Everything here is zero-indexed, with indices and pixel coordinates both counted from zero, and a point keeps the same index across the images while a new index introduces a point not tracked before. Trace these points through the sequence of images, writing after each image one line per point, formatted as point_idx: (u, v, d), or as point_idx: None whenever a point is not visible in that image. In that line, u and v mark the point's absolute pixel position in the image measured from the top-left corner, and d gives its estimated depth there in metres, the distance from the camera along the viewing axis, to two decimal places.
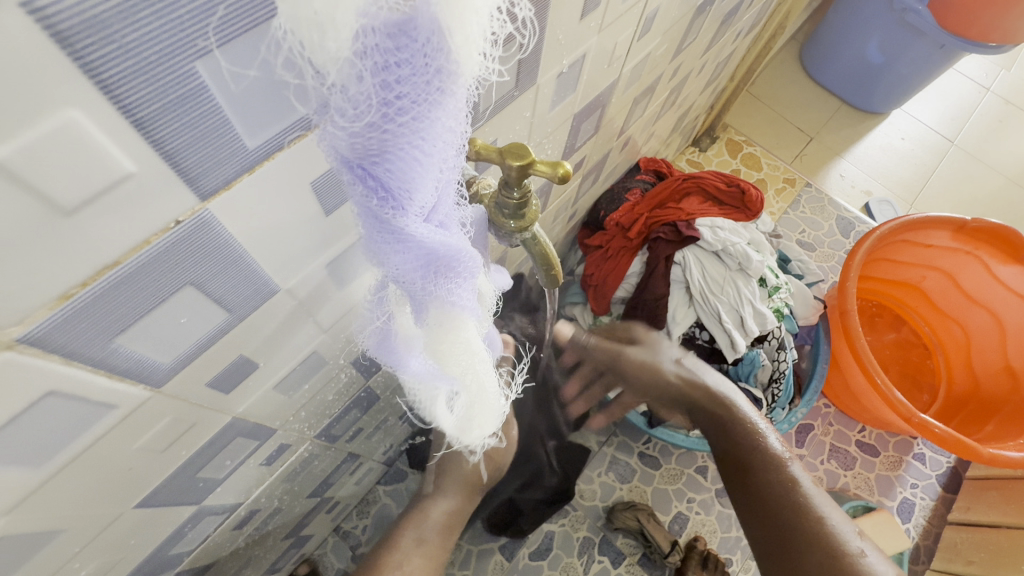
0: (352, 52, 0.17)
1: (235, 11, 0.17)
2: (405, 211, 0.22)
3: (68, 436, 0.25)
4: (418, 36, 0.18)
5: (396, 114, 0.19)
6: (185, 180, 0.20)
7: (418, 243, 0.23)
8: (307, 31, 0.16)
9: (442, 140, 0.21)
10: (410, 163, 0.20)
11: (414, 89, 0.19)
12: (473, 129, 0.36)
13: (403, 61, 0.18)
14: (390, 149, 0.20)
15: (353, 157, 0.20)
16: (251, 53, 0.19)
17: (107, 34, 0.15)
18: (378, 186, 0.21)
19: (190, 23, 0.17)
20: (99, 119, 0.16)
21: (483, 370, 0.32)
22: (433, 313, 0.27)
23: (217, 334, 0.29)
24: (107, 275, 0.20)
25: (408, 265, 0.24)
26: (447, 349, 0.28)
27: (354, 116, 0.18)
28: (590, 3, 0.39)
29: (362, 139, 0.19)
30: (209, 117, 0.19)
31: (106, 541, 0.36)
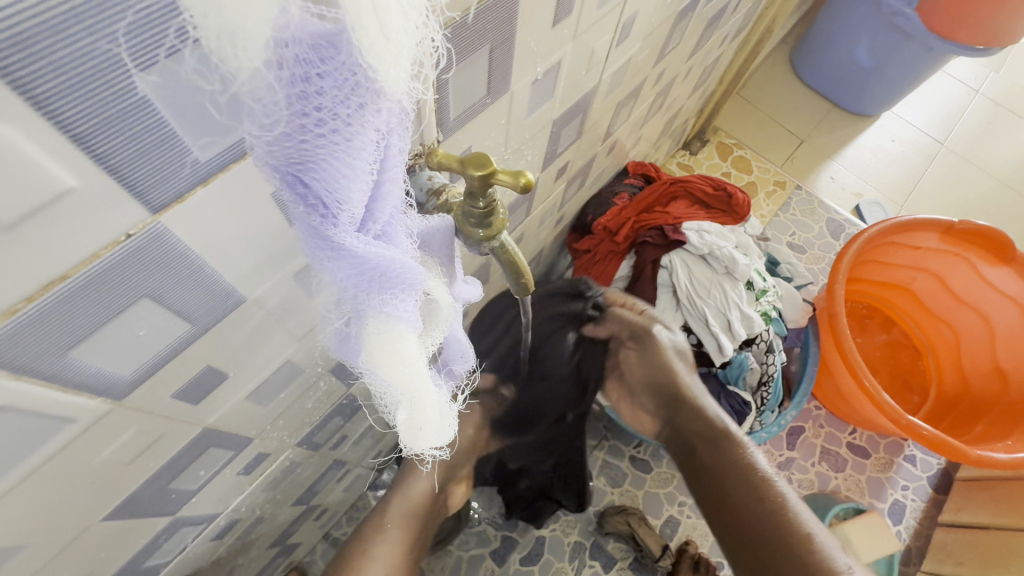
0: (265, 63, 0.17)
1: (159, 25, 0.17)
2: (333, 220, 0.22)
3: (23, 450, 0.25)
4: (338, 51, 0.18)
5: (316, 125, 0.19)
6: (131, 193, 0.20)
7: (349, 251, 0.23)
8: (217, 40, 0.16)
9: (370, 152, 0.21)
10: (335, 174, 0.20)
11: (334, 100, 0.19)
12: (442, 138, 0.36)
13: (324, 73, 0.18)
14: (312, 159, 0.20)
15: (277, 168, 0.20)
16: (164, 65, 0.18)
17: (33, 50, 0.15)
18: (305, 196, 0.21)
19: (115, 38, 0.16)
20: (35, 135, 0.16)
21: (422, 382, 0.30)
22: (372, 321, 0.26)
23: (180, 346, 0.29)
24: (55, 289, 0.20)
25: (341, 272, 0.24)
26: (383, 358, 0.27)
27: (269, 124, 0.18)
28: (562, 10, 0.39)
29: (283, 148, 0.19)
30: (153, 130, 0.19)
31: (74, 553, 0.36)
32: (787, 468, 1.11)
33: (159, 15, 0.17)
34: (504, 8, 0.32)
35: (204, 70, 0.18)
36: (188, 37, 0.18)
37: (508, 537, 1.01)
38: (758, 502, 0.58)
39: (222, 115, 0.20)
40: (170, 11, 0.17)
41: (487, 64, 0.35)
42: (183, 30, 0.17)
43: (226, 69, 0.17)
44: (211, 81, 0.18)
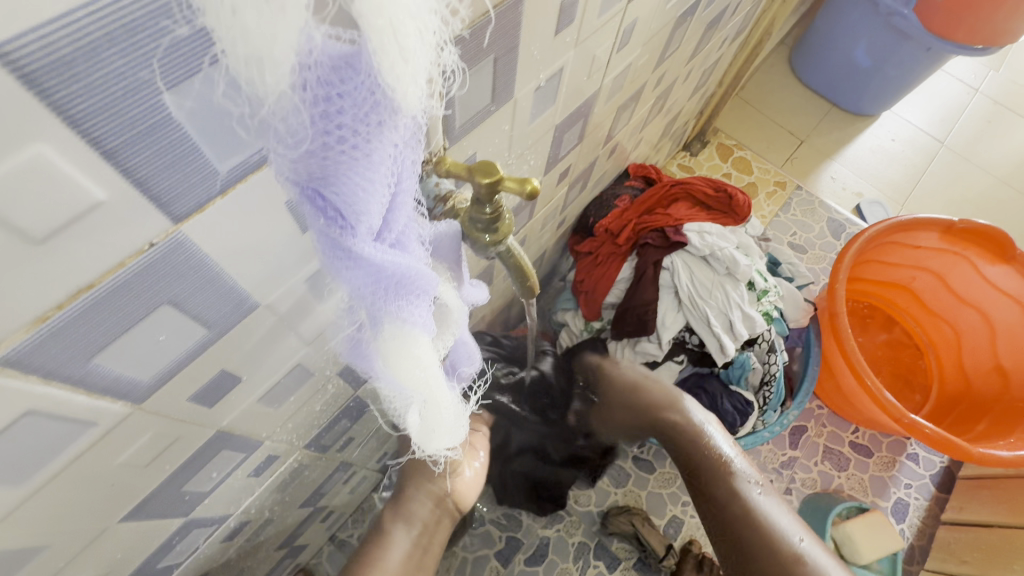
0: (291, 85, 0.18)
1: (190, 50, 0.18)
2: (354, 232, 0.22)
3: (49, 453, 0.26)
4: (357, 72, 0.19)
5: (337, 141, 0.20)
6: (156, 205, 0.21)
7: (367, 260, 0.23)
8: (245, 66, 0.17)
9: (388, 165, 0.22)
10: (355, 187, 0.21)
11: (354, 117, 0.20)
12: (449, 145, 0.37)
13: (344, 93, 0.19)
14: (334, 173, 0.21)
15: (300, 181, 0.21)
16: (199, 91, 0.19)
17: (70, 71, 0.16)
18: (326, 208, 0.22)
19: (148, 61, 0.17)
20: (68, 152, 0.17)
21: (439, 383, 0.31)
22: (389, 328, 0.27)
23: (197, 351, 0.30)
24: (83, 297, 0.21)
25: (359, 280, 0.24)
26: (399, 363, 0.28)
27: (294, 143, 0.19)
28: (564, 19, 0.40)
29: (305, 162, 0.20)
30: (178, 145, 0.20)
31: (92, 554, 0.36)
32: (790, 467, 1.12)
33: (192, 43, 0.18)
34: (509, 19, 0.33)
35: (232, 90, 0.19)
36: (218, 60, 0.19)
37: (512, 538, 1.01)
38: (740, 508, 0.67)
39: (247, 134, 0.22)
40: (203, 40, 0.18)
41: (492, 73, 0.36)
42: (215, 56, 0.19)
43: (254, 92, 0.18)
44: (239, 104, 0.20)
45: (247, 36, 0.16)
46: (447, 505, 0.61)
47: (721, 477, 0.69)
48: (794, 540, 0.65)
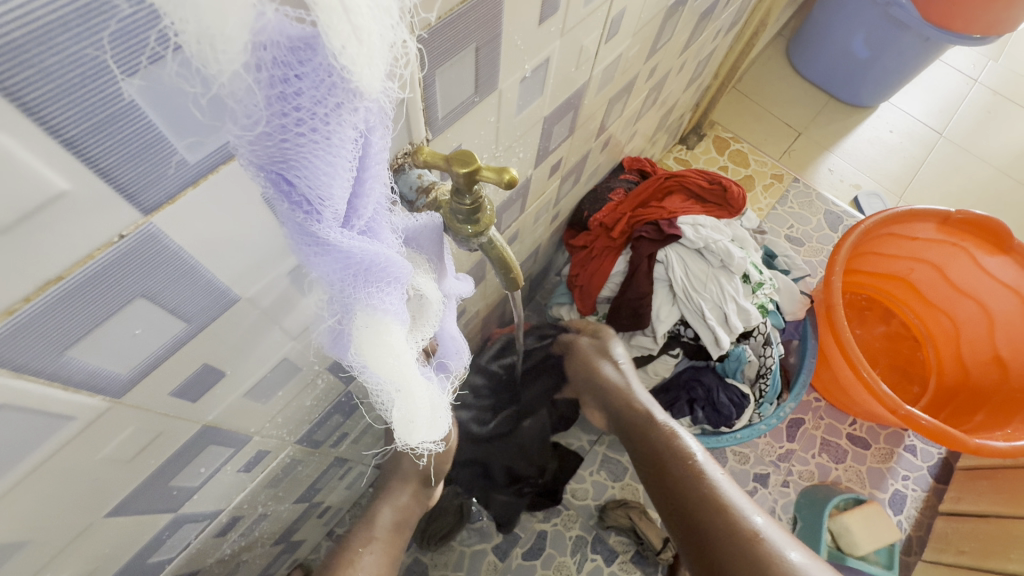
0: (245, 64, 0.18)
1: (147, 35, 0.18)
2: (317, 216, 0.23)
3: (26, 447, 0.26)
4: (315, 54, 0.19)
5: (296, 124, 0.20)
6: (124, 196, 0.21)
7: (332, 245, 0.24)
8: (197, 45, 0.16)
9: (350, 151, 0.22)
10: (318, 173, 0.21)
11: (312, 101, 0.20)
12: (432, 137, 0.37)
13: (302, 75, 0.19)
14: (294, 157, 0.21)
15: (262, 167, 0.21)
16: (161, 76, 0.19)
17: (23, 57, 0.15)
18: (289, 193, 0.22)
19: (102, 45, 0.17)
20: (27, 141, 0.17)
21: (412, 372, 0.30)
22: (361, 315, 0.27)
23: (176, 345, 0.29)
24: (52, 289, 0.21)
25: (327, 267, 0.25)
26: (371, 352, 0.28)
27: (248, 123, 0.19)
28: (548, 9, 0.39)
29: (264, 147, 0.20)
30: (143, 134, 0.20)
31: (79, 548, 0.37)
32: (787, 460, 1.12)
33: (149, 26, 0.18)
34: (489, 7, 0.33)
35: (189, 75, 0.19)
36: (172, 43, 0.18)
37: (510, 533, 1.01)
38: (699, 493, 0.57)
39: (204, 115, 0.21)
40: (150, 16, 0.17)
41: (474, 63, 0.36)
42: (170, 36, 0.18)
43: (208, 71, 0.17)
44: (194, 84, 0.19)
45: (198, 13, 0.16)
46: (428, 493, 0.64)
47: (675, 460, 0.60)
48: (754, 519, 0.54)
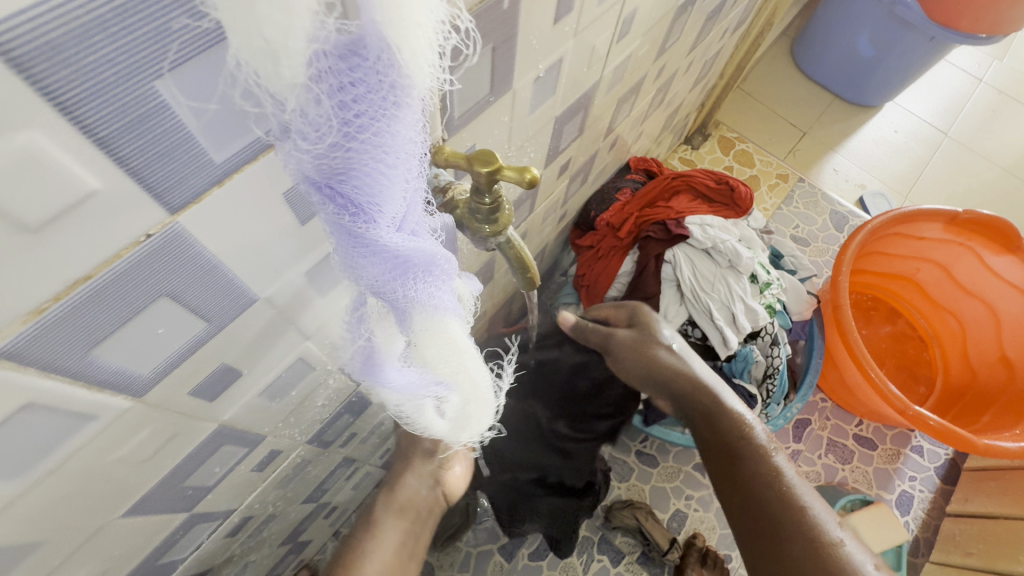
0: (306, 77, 0.18)
1: (181, 35, 0.18)
2: (376, 223, 0.23)
3: (48, 446, 0.26)
4: (366, 56, 0.19)
5: (357, 132, 0.20)
6: (151, 195, 0.21)
7: (386, 248, 0.24)
8: (262, 62, 0.17)
9: (404, 152, 0.22)
10: (374, 177, 0.22)
11: (370, 106, 0.20)
12: (447, 136, 0.37)
13: (358, 80, 0.19)
14: (355, 165, 0.21)
15: (321, 179, 0.21)
16: (193, 74, 0.19)
17: (61, 56, 0.15)
18: (349, 203, 0.22)
19: (136, 47, 0.17)
20: (57, 138, 0.17)
21: (474, 370, 0.32)
22: (418, 318, 0.27)
23: (195, 345, 0.29)
24: (79, 289, 0.21)
25: (377, 273, 0.24)
26: (435, 351, 0.29)
27: (316, 137, 0.19)
28: (563, 8, 0.39)
29: (327, 159, 0.20)
30: (171, 134, 0.20)
31: (95, 547, 0.37)
32: (793, 460, 1.11)
33: (184, 25, 0.17)
34: (506, 6, 0.33)
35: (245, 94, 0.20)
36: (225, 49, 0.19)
37: (516, 533, 1.01)
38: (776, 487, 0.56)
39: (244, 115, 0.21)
40: (217, 32, 0.18)
41: (490, 62, 0.36)
42: (211, 38, 0.18)
43: (271, 92, 0.18)
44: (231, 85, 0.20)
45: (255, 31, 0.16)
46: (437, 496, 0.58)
47: (751, 452, 0.59)
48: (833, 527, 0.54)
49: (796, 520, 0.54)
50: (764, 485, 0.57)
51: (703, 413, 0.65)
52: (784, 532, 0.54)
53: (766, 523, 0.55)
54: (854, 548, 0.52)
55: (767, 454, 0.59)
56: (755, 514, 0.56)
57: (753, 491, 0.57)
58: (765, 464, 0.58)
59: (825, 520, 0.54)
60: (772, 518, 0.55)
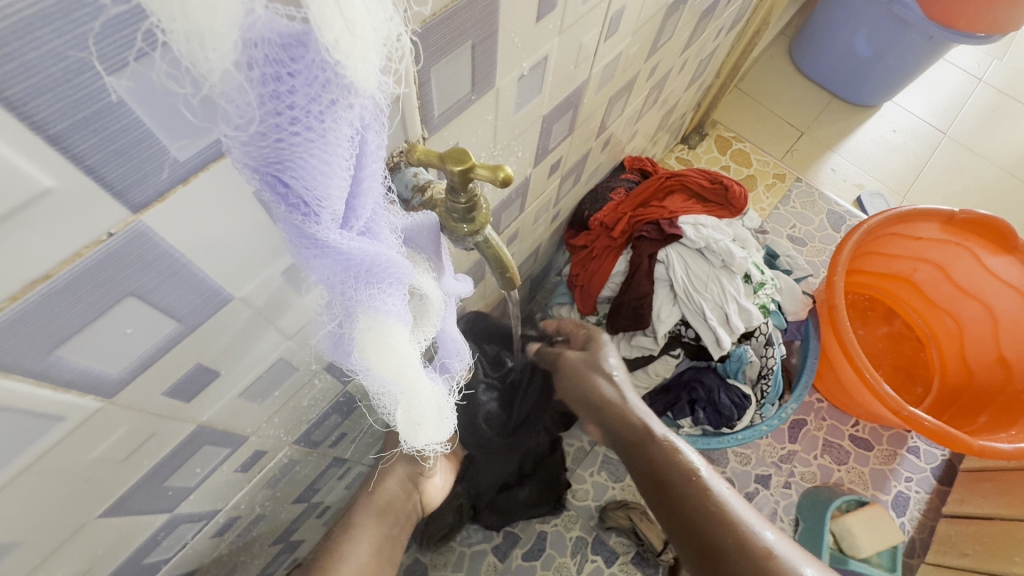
0: (234, 63, 0.17)
1: (124, 34, 0.17)
2: (315, 218, 0.23)
3: (15, 447, 0.25)
4: (301, 49, 0.19)
5: (290, 124, 0.20)
6: (110, 194, 0.21)
7: (329, 245, 0.24)
8: (186, 44, 0.16)
9: (347, 149, 0.22)
10: (313, 174, 0.21)
11: (304, 98, 0.19)
12: (428, 135, 0.36)
13: (295, 72, 0.19)
14: (289, 158, 0.20)
15: (256, 168, 0.21)
16: (142, 74, 0.19)
17: (3, 51, 0.15)
18: (285, 196, 0.22)
19: (78, 45, 0.17)
20: (9, 138, 0.17)
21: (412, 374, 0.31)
22: (361, 317, 0.27)
23: (168, 345, 0.29)
24: (38, 288, 0.21)
25: (327, 269, 0.25)
26: (374, 352, 0.28)
27: (241, 124, 0.19)
28: (545, 6, 0.39)
29: (261, 151, 0.20)
30: (128, 131, 0.20)
31: (72, 549, 0.36)
32: (789, 461, 1.11)
33: (129, 27, 0.17)
34: (486, 1, 0.32)
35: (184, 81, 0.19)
36: (155, 43, 0.18)
37: (510, 534, 1.01)
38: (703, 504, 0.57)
39: (195, 115, 0.21)
40: (137, 15, 0.17)
41: (471, 60, 0.35)
42: (149, 39, 0.18)
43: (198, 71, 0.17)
44: (184, 84, 0.19)
45: (186, 11, 0.16)
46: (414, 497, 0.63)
47: (682, 479, 0.59)
48: (764, 535, 0.54)
49: (733, 539, 0.54)
50: (700, 509, 0.57)
51: (632, 447, 0.64)
52: (724, 555, 0.53)
53: (705, 544, 0.55)
54: (788, 551, 0.53)
55: (698, 477, 0.59)
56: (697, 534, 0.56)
57: (690, 518, 0.57)
58: (692, 485, 0.58)
59: (755, 528, 0.55)
60: (715, 544, 0.54)
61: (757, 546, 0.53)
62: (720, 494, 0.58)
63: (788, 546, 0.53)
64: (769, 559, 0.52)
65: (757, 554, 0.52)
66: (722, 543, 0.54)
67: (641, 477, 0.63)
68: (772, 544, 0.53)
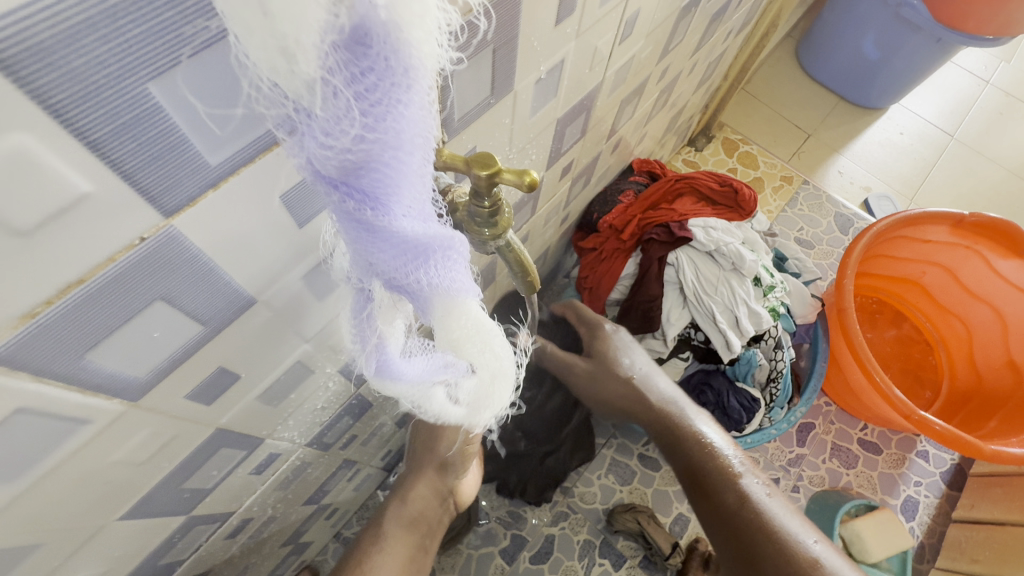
0: (321, 71, 0.18)
1: (163, 43, 0.17)
2: (389, 211, 0.23)
3: (41, 450, 0.25)
4: (375, 42, 0.19)
5: (372, 123, 0.20)
6: (145, 199, 0.21)
7: (403, 238, 0.24)
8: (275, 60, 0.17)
9: (418, 138, 0.22)
10: (389, 167, 0.22)
11: (384, 93, 0.20)
12: (448, 138, 0.37)
13: (370, 69, 0.19)
14: (371, 158, 0.21)
15: (340, 171, 0.21)
16: (181, 81, 0.19)
17: (50, 59, 0.15)
18: (362, 195, 0.23)
19: (118, 53, 0.17)
20: (51, 142, 0.17)
21: (500, 350, 0.31)
22: (434, 306, 0.28)
23: (192, 348, 0.29)
24: (72, 292, 0.21)
25: (401, 264, 0.25)
26: (449, 333, 0.29)
27: (333, 132, 0.20)
28: (564, 10, 0.39)
29: (346, 152, 0.21)
30: (165, 136, 0.20)
31: (92, 552, 0.36)
32: (797, 465, 1.11)
33: (167, 36, 0.17)
34: (508, 6, 0.32)
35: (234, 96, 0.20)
36: (186, 53, 0.18)
37: (517, 536, 1.01)
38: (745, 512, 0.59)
39: (224, 122, 0.21)
40: (171, 26, 0.17)
41: (491, 64, 0.35)
42: (180, 49, 0.18)
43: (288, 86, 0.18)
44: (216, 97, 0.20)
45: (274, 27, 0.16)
46: (449, 503, 0.62)
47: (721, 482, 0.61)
48: (809, 544, 0.56)
49: (777, 548, 0.56)
50: (740, 516, 0.59)
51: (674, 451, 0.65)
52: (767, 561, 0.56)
53: (752, 550, 0.58)
54: (833, 559, 0.55)
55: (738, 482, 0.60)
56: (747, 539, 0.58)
57: (734, 525, 0.59)
58: (735, 491, 0.60)
59: (799, 537, 0.57)
60: (758, 550, 0.57)
61: (801, 556, 0.55)
62: (763, 501, 0.59)
63: (834, 555, 0.55)
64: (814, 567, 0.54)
65: (802, 563, 0.54)
66: (765, 549, 0.57)
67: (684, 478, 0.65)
68: (817, 554, 0.55)
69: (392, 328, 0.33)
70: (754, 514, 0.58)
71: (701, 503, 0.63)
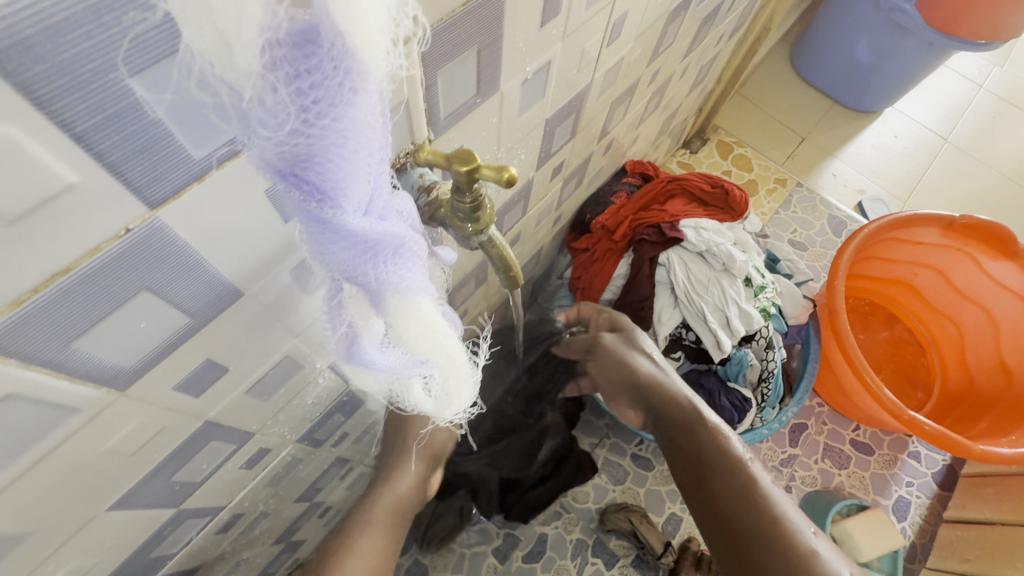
0: (261, 66, 0.19)
1: (148, 39, 0.18)
2: (337, 207, 0.24)
3: (29, 438, 0.26)
4: (320, 42, 0.19)
5: (315, 119, 0.21)
6: (131, 190, 0.21)
7: (352, 233, 0.25)
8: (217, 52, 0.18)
9: (362, 134, 0.23)
10: (335, 164, 0.22)
11: (327, 91, 0.20)
12: (434, 137, 0.37)
13: (311, 69, 0.20)
14: (315, 152, 0.22)
15: (284, 165, 0.22)
16: (164, 78, 0.20)
17: (34, 53, 0.16)
18: (310, 191, 0.23)
19: (96, 48, 0.17)
20: (37, 133, 0.17)
21: (452, 349, 0.33)
22: (389, 299, 0.29)
23: (180, 339, 0.30)
24: (59, 281, 0.21)
25: (351, 258, 0.26)
26: (408, 330, 0.30)
27: (275, 125, 0.20)
28: (549, 12, 0.40)
29: (287, 146, 0.21)
30: (149, 131, 0.20)
31: (83, 541, 0.37)
32: (789, 465, 1.11)
33: (153, 30, 0.18)
34: (492, 7, 0.33)
35: (210, 88, 0.20)
36: (160, 50, 0.19)
37: (511, 535, 1.01)
38: (746, 495, 0.58)
39: (205, 118, 0.22)
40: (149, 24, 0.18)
41: (475, 64, 0.36)
42: (153, 49, 0.19)
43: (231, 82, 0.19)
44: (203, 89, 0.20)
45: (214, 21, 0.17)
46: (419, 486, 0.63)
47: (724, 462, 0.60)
48: (809, 537, 0.55)
49: (775, 537, 0.55)
50: (740, 499, 0.58)
51: (680, 431, 0.65)
52: (759, 547, 0.55)
53: (745, 533, 0.57)
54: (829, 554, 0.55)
55: (742, 466, 0.60)
56: (739, 523, 0.57)
57: (728, 506, 0.58)
58: (737, 472, 0.59)
59: (801, 529, 0.56)
60: (750, 534, 0.56)
61: (803, 546, 0.54)
62: (768, 490, 0.58)
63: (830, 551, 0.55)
64: (813, 558, 0.53)
65: (800, 553, 0.54)
66: (753, 531, 0.56)
67: (683, 459, 0.64)
68: (815, 546, 0.55)
69: (368, 322, 0.32)
70: (756, 499, 0.57)
71: (697, 484, 0.62)
